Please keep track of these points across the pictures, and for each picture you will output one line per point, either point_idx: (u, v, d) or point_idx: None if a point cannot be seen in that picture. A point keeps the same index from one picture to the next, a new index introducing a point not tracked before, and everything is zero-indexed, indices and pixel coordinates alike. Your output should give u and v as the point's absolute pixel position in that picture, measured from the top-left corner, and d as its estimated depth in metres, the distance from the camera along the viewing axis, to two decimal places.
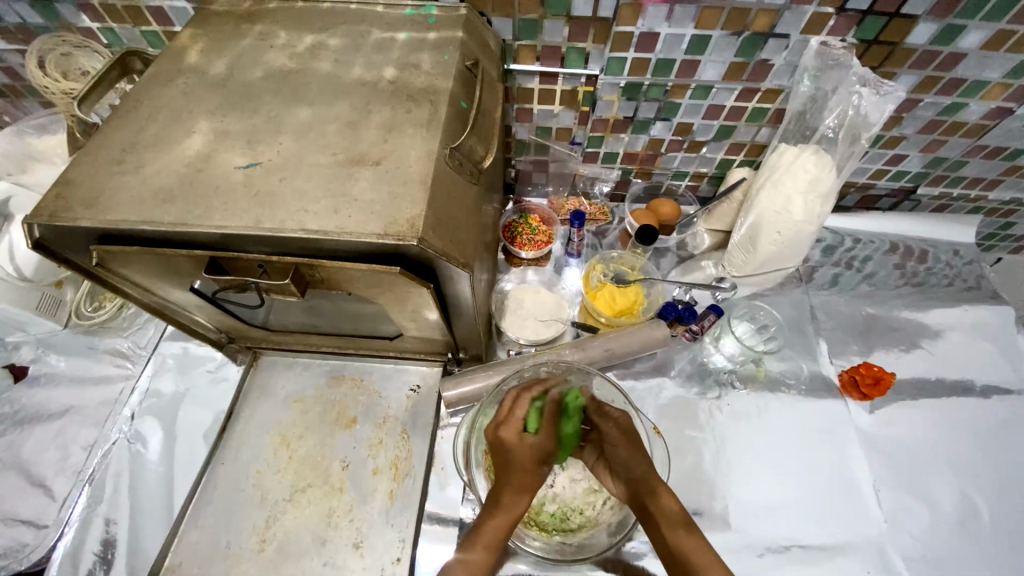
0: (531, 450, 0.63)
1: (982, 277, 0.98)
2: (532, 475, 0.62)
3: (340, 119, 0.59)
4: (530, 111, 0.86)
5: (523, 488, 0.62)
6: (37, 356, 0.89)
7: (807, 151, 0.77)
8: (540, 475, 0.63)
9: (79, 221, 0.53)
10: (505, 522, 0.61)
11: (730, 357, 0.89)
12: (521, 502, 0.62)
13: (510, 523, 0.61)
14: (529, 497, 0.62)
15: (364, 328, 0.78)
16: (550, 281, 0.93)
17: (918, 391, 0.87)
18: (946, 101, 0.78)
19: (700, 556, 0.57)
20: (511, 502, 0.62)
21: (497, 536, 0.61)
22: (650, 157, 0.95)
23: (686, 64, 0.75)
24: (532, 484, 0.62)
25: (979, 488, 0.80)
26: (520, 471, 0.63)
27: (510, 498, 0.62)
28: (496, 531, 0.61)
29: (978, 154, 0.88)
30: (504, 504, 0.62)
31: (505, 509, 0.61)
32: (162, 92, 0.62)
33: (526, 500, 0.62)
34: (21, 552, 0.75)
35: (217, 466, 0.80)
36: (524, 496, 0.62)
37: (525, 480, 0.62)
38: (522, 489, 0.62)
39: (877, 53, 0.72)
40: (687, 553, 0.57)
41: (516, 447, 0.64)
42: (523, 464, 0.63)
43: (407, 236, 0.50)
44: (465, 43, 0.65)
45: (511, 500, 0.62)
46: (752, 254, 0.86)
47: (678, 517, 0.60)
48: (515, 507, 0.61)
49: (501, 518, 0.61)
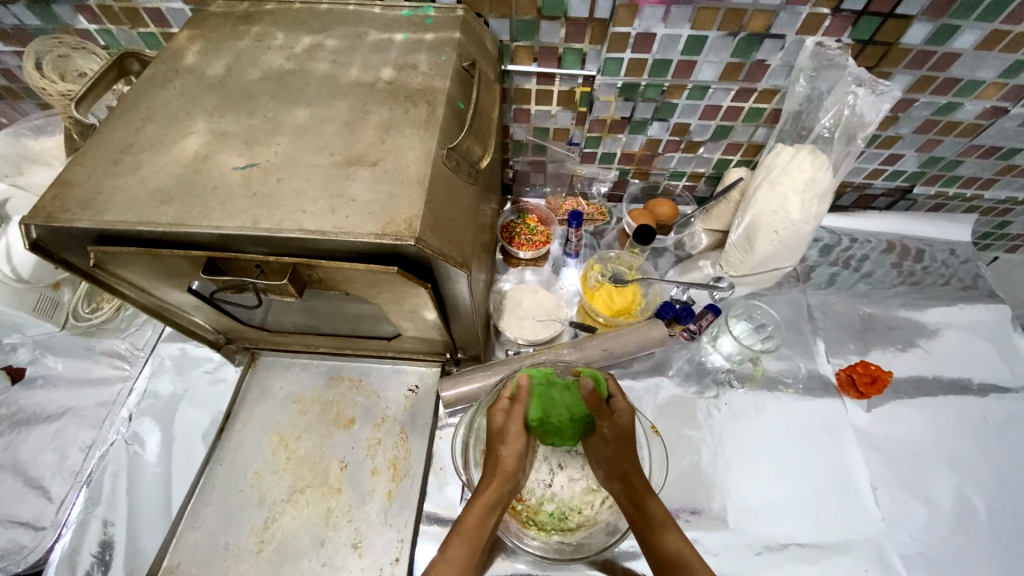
0: (505, 436, 0.63)
1: (978, 275, 0.98)
2: (501, 463, 0.62)
3: (337, 120, 0.59)
4: (527, 112, 0.86)
5: (493, 475, 0.61)
6: (34, 358, 0.89)
7: (803, 151, 0.78)
8: (504, 454, 0.62)
9: (76, 221, 0.53)
10: (480, 509, 0.60)
11: (727, 356, 0.90)
12: (494, 487, 0.61)
13: (484, 507, 0.60)
14: (501, 480, 0.61)
15: (362, 328, 0.78)
16: (548, 281, 0.94)
17: (915, 390, 0.88)
18: (941, 101, 0.79)
19: (685, 555, 0.56)
20: (484, 487, 0.61)
21: (474, 526, 0.59)
22: (648, 157, 0.95)
23: (683, 64, 0.75)
24: (505, 472, 0.61)
25: (977, 486, 0.80)
26: (492, 458, 0.63)
27: (484, 483, 0.62)
28: (473, 518, 0.60)
29: (973, 153, 0.88)
30: (479, 491, 0.62)
31: (478, 495, 0.61)
32: (159, 92, 0.62)
33: (500, 485, 0.61)
34: (19, 553, 0.74)
35: (217, 467, 0.80)
36: (494, 483, 0.61)
37: (499, 468, 0.62)
38: (493, 477, 0.61)
39: (872, 54, 0.72)
40: (670, 552, 0.56)
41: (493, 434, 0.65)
42: (496, 450, 0.63)
43: (405, 235, 0.51)
44: (462, 44, 0.65)
45: (482, 487, 0.61)
46: (748, 254, 0.86)
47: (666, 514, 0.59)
48: (488, 492, 0.61)
49: (477, 506, 0.60)
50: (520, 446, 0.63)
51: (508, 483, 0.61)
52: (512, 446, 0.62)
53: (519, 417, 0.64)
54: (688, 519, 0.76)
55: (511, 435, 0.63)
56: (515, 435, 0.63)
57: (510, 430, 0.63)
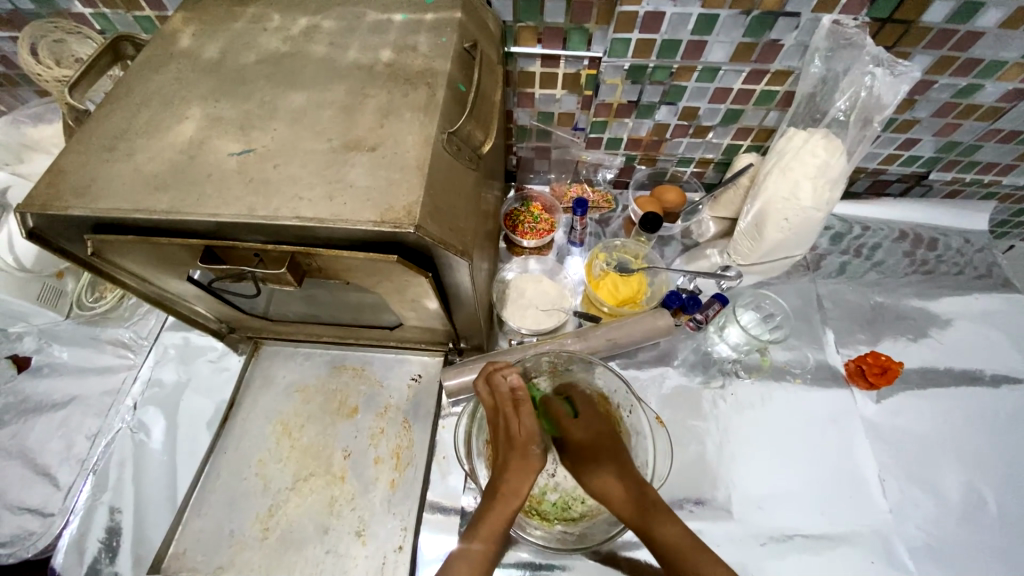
0: (532, 436, 0.62)
1: (993, 264, 0.96)
2: (531, 461, 0.61)
3: (335, 104, 0.57)
4: (532, 96, 0.84)
5: (523, 474, 0.60)
6: (40, 347, 0.89)
7: (816, 135, 0.75)
8: (532, 456, 0.61)
9: (71, 209, 0.52)
10: (509, 511, 0.60)
11: (735, 346, 0.87)
12: (523, 488, 0.60)
13: (510, 512, 0.60)
14: (532, 482, 0.60)
15: (364, 317, 0.78)
16: (552, 270, 0.92)
17: (926, 380, 0.86)
18: (962, 83, 0.76)
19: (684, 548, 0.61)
20: (513, 490, 0.60)
21: (498, 525, 0.60)
22: (655, 143, 0.93)
23: (693, 44, 0.73)
24: (536, 474, 0.61)
25: (988, 479, 0.78)
26: (518, 458, 0.61)
27: (511, 485, 0.60)
28: (498, 521, 0.60)
29: (993, 137, 0.85)
30: (506, 495, 0.60)
31: (507, 497, 0.60)
32: (154, 77, 0.60)
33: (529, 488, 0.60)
34: (28, 539, 0.75)
35: (221, 455, 0.80)
36: (526, 483, 0.60)
37: (527, 468, 0.60)
38: (525, 480, 0.60)
39: (891, 33, 0.70)
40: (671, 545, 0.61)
41: (513, 431, 0.62)
42: (523, 452, 0.61)
43: (403, 223, 0.49)
44: (463, 24, 0.63)
45: (511, 487, 0.60)
46: (757, 242, 0.84)
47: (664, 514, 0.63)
48: (517, 494, 0.60)
49: (504, 507, 0.60)
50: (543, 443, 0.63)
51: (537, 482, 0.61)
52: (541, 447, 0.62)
53: (529, 415, 0.63)
54: (692, 509, 0.76)
55: (531, 436, 0.62)
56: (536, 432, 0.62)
57: (529, 433, 0.62)
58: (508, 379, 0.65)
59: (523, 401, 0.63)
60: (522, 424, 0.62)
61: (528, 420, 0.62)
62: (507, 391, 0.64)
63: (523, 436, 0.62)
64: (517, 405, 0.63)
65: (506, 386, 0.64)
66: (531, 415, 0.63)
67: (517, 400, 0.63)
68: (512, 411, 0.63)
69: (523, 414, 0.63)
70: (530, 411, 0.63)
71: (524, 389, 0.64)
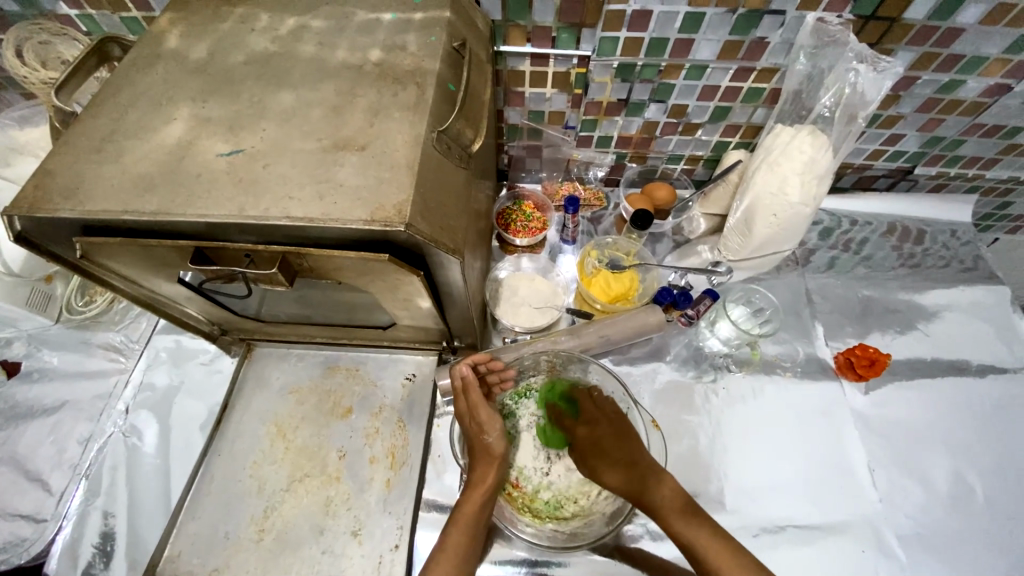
0: (484, 425, 0.68)
1: (978, 257, 0.98)
2: (493, 444, 0.68)
3: (324, 104, 0.57)
4: (522, 95, 0.85)
5: (488, 457, 0.68)
6: (29, 351, 0.88)
7: (803, 132, 0.76)
8: (489, 445, 0.68)
9: (59, 211, 0.52)
10: (478, 497, 0.66)
11: (725, 341, 0.89)
12: (490, 472, 0.67)
13: (484, 496, 0.66)
14: (498, 466, 0.67)
15: (357, 317, 0.78)
16: (545, 268, 0.93)
17: (914, 372, 0.87)
18: (945, 78, 0.77)
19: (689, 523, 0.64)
20: (482, 474, 0.67)
21: (473, 511, 0.65)
22: (645, 141, 0.94)
23: (680, 42, 0.73)
24: (499, 454, 0.68)
25: (974, 467, 0.80)
26: (482, 447, 0.68)
27: (480, 472, 0.67)
28: (473, 508, 0.65)
29: (975, 132, 0.87)
30: (475, 483, 0.67)
31: (477, 485, 0.66)
32: (141, 78, 0.60)
33: (496, 469, 0.67)
34: (20, 546, 0.74)
35: (215, 458, 0.79)
36: (493, 464, 0.67)
37: (489, 453, 0.68)
38: (489, 464, 0.67)
39: (874, 29, 0.71)
40: (680, 528, 0.64)
41: (469, 425, 0.70)
42: (482, 441, 0.68)
43: (394, 222, 0.49)
44: (451, 23, 0.63)
45: (480, 474, 0.67)
46: (747, 238, 0.85)
47: (668, 496, 0.66)
48: (485, 481, 0.66)
49: (474, 494, 0.66)
50: (500, 429, 0.69)
51: (503, 464, 0.68)
52: (495, 433, 0.68)
53: (479, 404, 0.69)
54: None
55: (489, 426, 0.68)
56: (489, 418, 0.69)
57: (484, 422, 0.68)
58: (460, 368, 0.72)
59: (472, 384, 0.70)
60: (477, 419, 0.69)
61: (480, 410, 0.69)
62: (457, 380, 0.71)
63: (481, 425, 0.68)
64: (466, 394, 0.70)
65: (458, 375, 0.71)
66: (481, 403, 0.69)
67: (466, 386, 0.70)
68: (466, 405, 0.70)
69: (474, 402, 0.69)
70: (478, 396, 0.69)
71: (472, 376, 0.71)
